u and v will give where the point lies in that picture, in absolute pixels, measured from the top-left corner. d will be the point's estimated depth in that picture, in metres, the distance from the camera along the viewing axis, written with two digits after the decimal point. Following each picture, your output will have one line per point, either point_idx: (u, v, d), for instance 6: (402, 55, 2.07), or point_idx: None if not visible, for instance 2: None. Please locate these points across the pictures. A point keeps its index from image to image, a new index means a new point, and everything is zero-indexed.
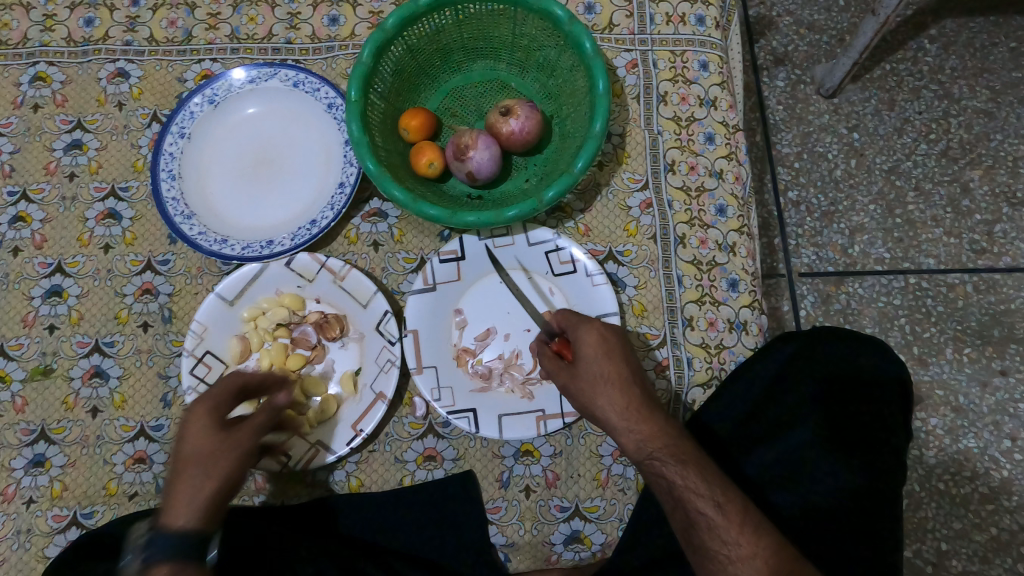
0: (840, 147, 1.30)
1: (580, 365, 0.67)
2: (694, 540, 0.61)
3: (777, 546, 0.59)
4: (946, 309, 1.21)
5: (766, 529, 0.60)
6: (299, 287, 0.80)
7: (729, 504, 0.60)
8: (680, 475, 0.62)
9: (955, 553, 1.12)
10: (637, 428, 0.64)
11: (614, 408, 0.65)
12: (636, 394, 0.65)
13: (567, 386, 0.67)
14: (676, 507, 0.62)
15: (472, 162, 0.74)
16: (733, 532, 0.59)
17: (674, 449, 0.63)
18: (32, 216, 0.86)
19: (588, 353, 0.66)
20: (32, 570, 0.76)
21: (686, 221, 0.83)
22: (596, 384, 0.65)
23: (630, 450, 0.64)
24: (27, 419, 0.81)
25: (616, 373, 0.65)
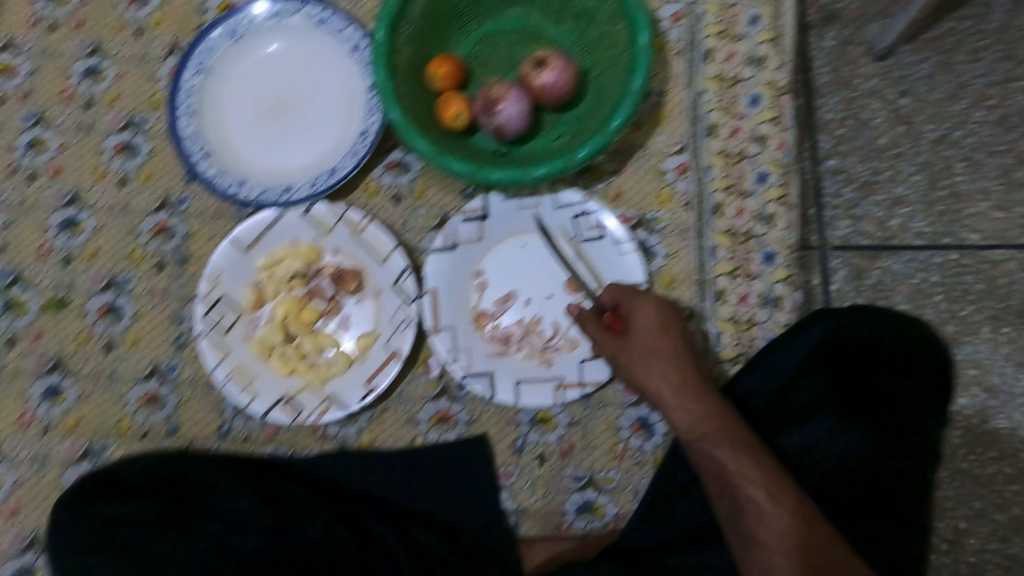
0: (887, 113, 1.07)
1: (634, 338, 0.67)
2: (740, 526, 0.60)
3: (827, 541, 0.58)
4: (986, 287, 1.03)
5: (818, 523, 0.59)
6: (317, 238, 0.78)
7: (781, 494, 0.60)
8: (731, 459, 0.62)
9: (988, 562, 1.00)
10: (691, 407, 0.64)
11: (669, 383, 0.65)
12: (692, 372, 0.65)
13: (618, 356, 0.68)
14: (724, 491, 0.62)
15: (501, 116, 0.70)
16: (783, 523, 0.58)
17: (727, 432, 0.63)
18: (48, 142, 0.84)
19: (644, 327, 0.67)
20: (47, 497, 0.77)
21: (724, 189, 0.79)
22: (651, 357, 0.66)
23: (681, 428, 0.65)
24: (42, 348, 0.80)
25: (672, 349, 0.66)
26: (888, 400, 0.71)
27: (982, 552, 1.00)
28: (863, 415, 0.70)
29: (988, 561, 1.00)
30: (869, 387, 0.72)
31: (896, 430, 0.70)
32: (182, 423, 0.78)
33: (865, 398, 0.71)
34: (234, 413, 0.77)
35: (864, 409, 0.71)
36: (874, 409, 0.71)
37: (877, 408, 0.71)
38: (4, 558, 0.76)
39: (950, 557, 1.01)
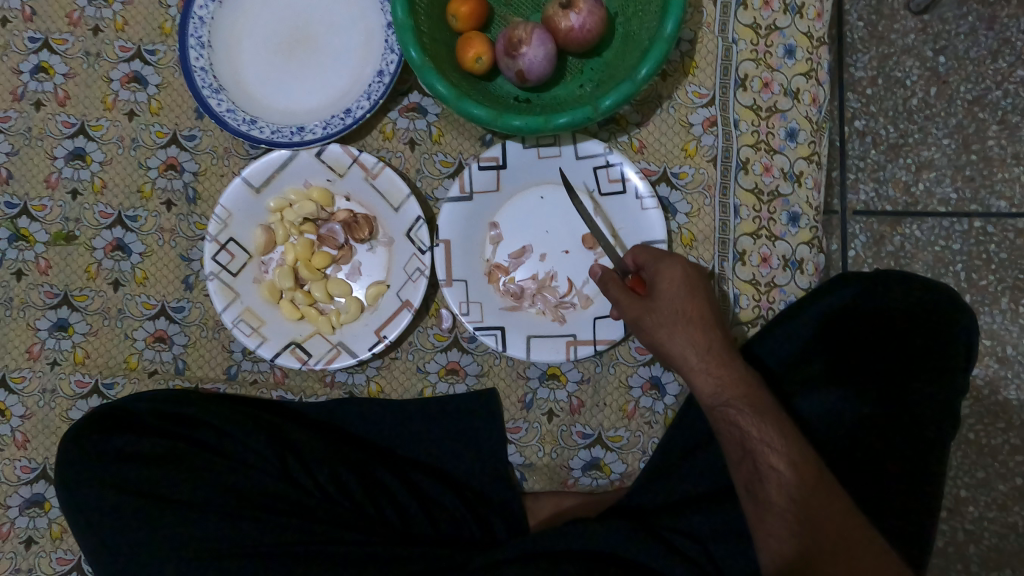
0: (921, 72, 1.00)
1: (658, 302, 0.64)
2: (758, 492, 0.59)
3: (846, 512, 0.57)
4: (1009, 256, 0.98)
5: (839, 494, 0.58)
6: (329, 181, 0.76)
7: (804, 464, 0.59)
8: (756, 426, 0.60)
9: (997, 546, 0.95)
10: (716, 372, 0.63)
11: (694, 347, 0.63)
12: (717, 337, 0.64)
13: (641, 320, 0.64)
14: (744, 457, 0.61)
15: (524, 59, 0.67)
16: (805, 493, 0.57)
17: (752, 399, 0.62)
18: (54, 68, 0.81)
19: (671, 290, 0.64)
20: (57, 428, 0.78)
21: (752, 145, 0.76)
22: (677, 321, 0.64)
23: (705, 392, 0.64)
24: (50, 282, 0.79)
25: (698, 313, 0.64)
26: (904, 378, 0.68)
27: (980, 521, 0.95)
28: (873, 392, 0.68)
29: (984, 530, 0.95)
30: (885, 364, 0.69)
31: (909, 412, 0.67)
32: (190, 363, 0.78)
33: (879, 373, 0.69)
34: (243, 355, 0.77)
35: (878, 385, 0.68)
36: (888, 387, 0.68)
37: (896, 383, 0.68)
38: (14, 487, 0.77)
39: (948, 525, 0.96)
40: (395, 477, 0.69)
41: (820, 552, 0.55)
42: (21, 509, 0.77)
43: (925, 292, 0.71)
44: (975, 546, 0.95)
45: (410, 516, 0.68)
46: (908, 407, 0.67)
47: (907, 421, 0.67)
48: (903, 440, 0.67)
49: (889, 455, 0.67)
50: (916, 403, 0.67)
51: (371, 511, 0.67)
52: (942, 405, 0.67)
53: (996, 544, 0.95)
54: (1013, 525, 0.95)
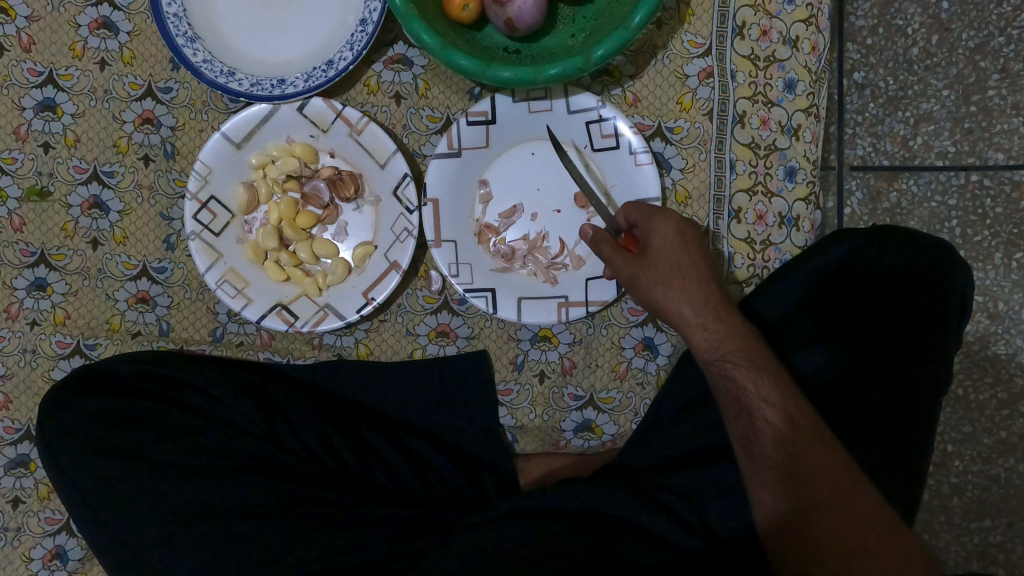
0: (923, 19, 0.96)
1: (653, 256, 0.64)
2: (753, 447, 0.58)
3: (843, 466, 0.56)
4: (1004, 211, 0.96)
5: (834, 446, 0.57)
6: (312, 137, 0.73)
7: (799, 418, 0.59)
8: (752, 380, 0.60)
9: (979, 498, 0.96)
10: (712, 326, 0.63)
11: (691, 301, 0.63)
12: (714, 293, 0.64)
13: (635, 277, 0.64)
14: (740, 413, 0.60)
15: (513, 7, 0.64)
16: (799, 444, 0.57)
17: (747, 352, 0.62)
18: (16, 11, 0.77)
19: (665, 244, 0.63)
20: (40, 389, 0.77)
21: (749, 97, 0.73)
22: (673, 275, 0.63)
23: (701, 347, 0.63)
24: (26, 240, 0.77)
25: (694, 268, 0.64)
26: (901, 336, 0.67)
27: (964, 475, 0.97)
28: (866, 349, 0.67)
29: (968, 483, 0.96)
30: (880, 320, 0.68)
31: (905, 368, 0.66)
32: (174, 324, 0.76)
33: (874, 331, 0.68)
34: (229, 317, 0.76)
35: (871, 343, 0.67)
36: (881, 344, 0.67)
37: (891, 340, 0.67)
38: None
39: (933, 478, 0.97)
40: (384, 438, 0.69)
41: (817, 507, 0.55)
42: (8, 469, 0.76)
43: (924, 247, 0.69)
44: (959, 498, 0.97)
45: (401, 476, 0.68)
46: (905, 365, 0.66)
47: (902, 378, 0.66)
48: (902, 400, 0.65)
49: (890, 417, 0.65)
50: (915, 361, 0.66)
51: (362, 471, 0.67)
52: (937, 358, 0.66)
53: (979, 496, 0.96)
54: (996, 477, 0.96)
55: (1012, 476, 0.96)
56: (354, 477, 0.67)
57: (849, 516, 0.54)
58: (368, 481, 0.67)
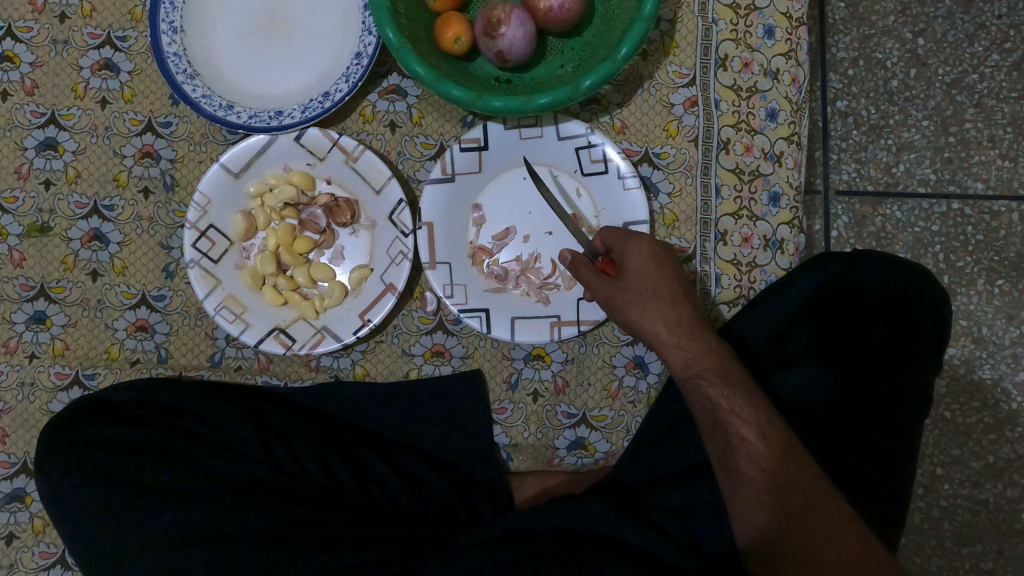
0: (902, 53, 1.02)
1: (629, 279, 0.65)
2: (730, 464, 0.60)
3: (813, 480, 0.57)
4: (985, 239, 1.01)
5: (806, 462, 0.59)
6: (310, 165, 0.75)
7: (773, 434, 0.60)
8: (726, 398, 0.61)
9: (969, 522, 0.98)
10: (686, 346, 0.64)
11: (665, 322, 0.64)
12: (688, 312, 0.65)
13: (612, 299, 0.65)
14: (716, 429, 0.61)
15: (504, 40, 0.67)
16: (774, 461, 0.58)
17: (722, 371, 0.63)
18: (20, 57, 0.79)
19: (639, 267, 0.65)
20: (37, 422, 0.77)
21: (733, 125, 0.76)
22: (647, 297, 0.64)
23: (676, 366, 0.65)
24: (26, 275, 0.78)
25: (668, 289, 0.65)
26: (887, 358, 0.69)
27: (954, 498, 0.98)
28: (848, 373, 0.68)
29: (958, 506, 0.98)
30: (859, 345, 0.69)
31: (882, 393, 0.68)
32: (173, 351, 0.77)
33: (853, 355, 0.69)
34: (227, 342, 0.77)
35: (851, 366, 0.69)
36: (860, 368, 0.69)
37: (870, 365, 0.68)
38: None
39: (923, 502, 0.99)
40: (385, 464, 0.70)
41: (789, 520, 0.56)
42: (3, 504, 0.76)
43: (906, 274, 0.72)
44: (949, 522, 0.98)
45: (401, 498, 0.68)
46: (889, 387, 0.68)
47: (879, 403, 0.67)
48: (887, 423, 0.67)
49: (876, 439, 0.67)
50: (891, 385, 0.68)
51: (362, 493, 0.67)
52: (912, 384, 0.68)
53: (969, 520, 0.98)
54: (985, 501, 0.98)
55: (1001, 501, 0.98)
56: (354, 500, 0.67)
57: (818, 528, 0.55)
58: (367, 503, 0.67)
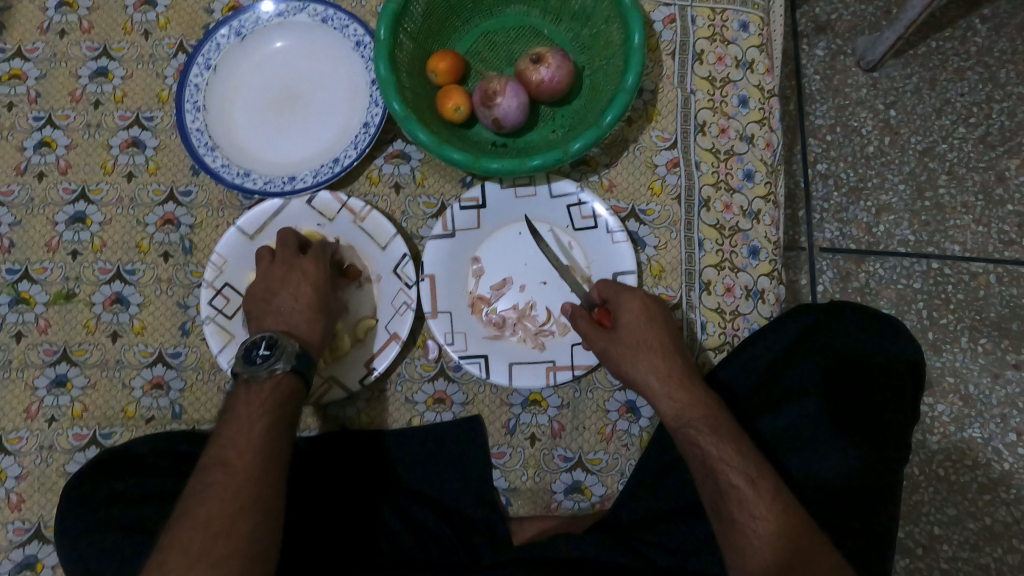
0: (875, 123, 1.18)
1: (622, 334, 0.69)
2: (722, 510, 0.62)
3: (802, 524, 0.60)
4: (966, 298, 1.13)
5: (795, 506, 0.61)
6: (320, 225, 0.80)
7: (761, 480, 0.61)
8: (715, 446, 0.64)
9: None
10: (677, 396, 0.67)
11: (656, 372, 0.67)
12: (679, 364, 0.68)
13: (607, 350, 0.70)
14: (708, 476, 0.64)
15: (500, 109, 0.74)
16: (761, 506, 0.60)
17: (711, 420, 0.65)
18: (57, 141, 0.86)
19: (631, 321, 0.69)
20: (53, 484, 0.78)
21: (712, 184, 0.81)
22: (639, 350, 0.68)
23: (668, 416, 0.67)
24: (49, 340, 0.82)
25: (658, 343, 0.68)
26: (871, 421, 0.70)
27: (955, 560, 1.06)
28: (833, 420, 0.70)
29: (960, 569, 1.06)
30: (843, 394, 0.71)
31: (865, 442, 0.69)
32: (187, 407, 0.80)
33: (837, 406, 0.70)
34: None
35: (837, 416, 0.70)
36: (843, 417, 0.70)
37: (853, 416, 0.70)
38: (7, 551, 0.77)
39: (924, 563, 1.07)
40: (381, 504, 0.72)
41: (783, 566, 0.58)
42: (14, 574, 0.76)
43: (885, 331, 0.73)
44: None
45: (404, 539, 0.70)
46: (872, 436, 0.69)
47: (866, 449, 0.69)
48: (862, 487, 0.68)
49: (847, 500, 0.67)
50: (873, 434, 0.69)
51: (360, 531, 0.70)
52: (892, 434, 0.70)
53: None
54: (986, 566, 1.06)
55: (1001, 565, 1.06)
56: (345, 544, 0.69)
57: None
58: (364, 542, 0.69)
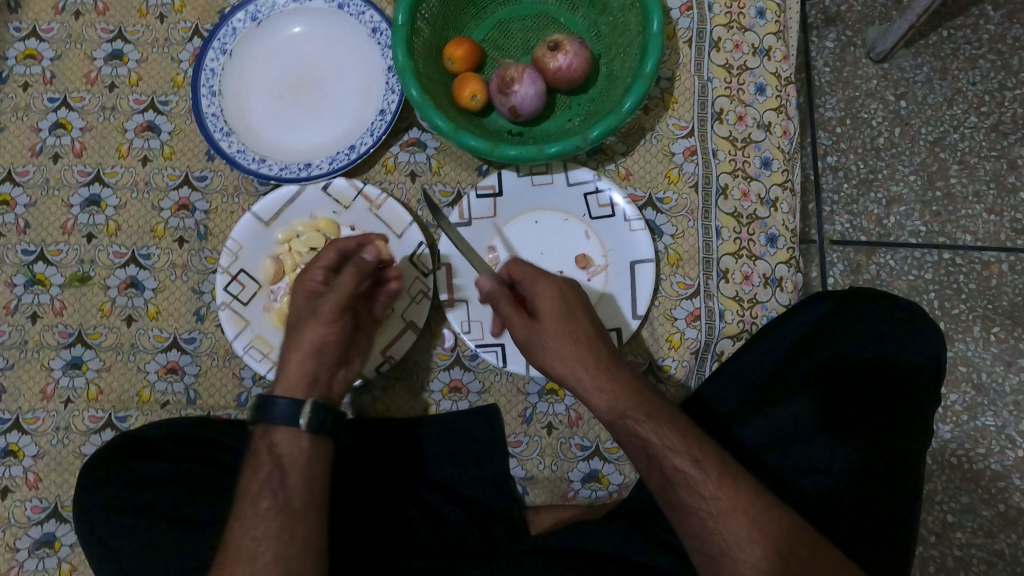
0: (886, 114, 1.18)
1: (545, 323, 0.64)
2: (673, 497, 0.59)
3: (757, 496, 0.58)
4: (978, 287, 1.12)
5: (743, 477, 0.59)
6: (335, 213, 0.80)
7: (707, 459, 0.59)
8: (654, 432, 0.60)
9: (967, 563, 1.05)
10: (609, 386, 0.62)
11: (585, 364, 0.63)
12: (603, 351, 0.64)
13: (532, 343, 0.64)
14: (652, 466, 0.61)
15: (517, 96, 0.73)
16: (711, 484, 0.58)
17: (646, 406, 0.62)
18: (71, 123, 0.86)
19: (549, 308, 0.64)
20: (70, 465, 0.78)
21: (730, 172, 0.81)
22: (563, 343, 0.63)
23: (602, 410, 0.63)
24: (65, 322, 0.82)
25: (581, 331, 0.64)
26: (883, 435, 0.68)
27: (968, 547, 1.06)
28: (851, 408, 0.69)
29: (973, 556, 1.06)
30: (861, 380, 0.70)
31: (885, 428, 0.68)
32: (202, 392, 0.80)
33: (855, 393, 0.69)
34: (253, 382, 0.80)
35: (855, 404, 0.69)
36: (862, 404, 0.69)
37: (873, 402, 0.69)
38: (23, 529, 0.77)
39: (937, 551, 1.06)
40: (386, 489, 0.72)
41: (742, 543, 0.56)
42: (29, 554, 0.76)
43: (905, 316, 0.72)
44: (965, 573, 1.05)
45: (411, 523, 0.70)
46: (890, 423, 0.68)
47: (883, 436, 0.68)
48: (866, 500, 0.66)
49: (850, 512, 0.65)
50: (891, 421, 0.68)
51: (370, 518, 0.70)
52: (911, 420, 0.68)
53: (984, 570, 1.05)
54: (999, 552, 1.06)
55: (1014, 552, 1.05)
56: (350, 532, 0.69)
57: (785, 551, 0.55)
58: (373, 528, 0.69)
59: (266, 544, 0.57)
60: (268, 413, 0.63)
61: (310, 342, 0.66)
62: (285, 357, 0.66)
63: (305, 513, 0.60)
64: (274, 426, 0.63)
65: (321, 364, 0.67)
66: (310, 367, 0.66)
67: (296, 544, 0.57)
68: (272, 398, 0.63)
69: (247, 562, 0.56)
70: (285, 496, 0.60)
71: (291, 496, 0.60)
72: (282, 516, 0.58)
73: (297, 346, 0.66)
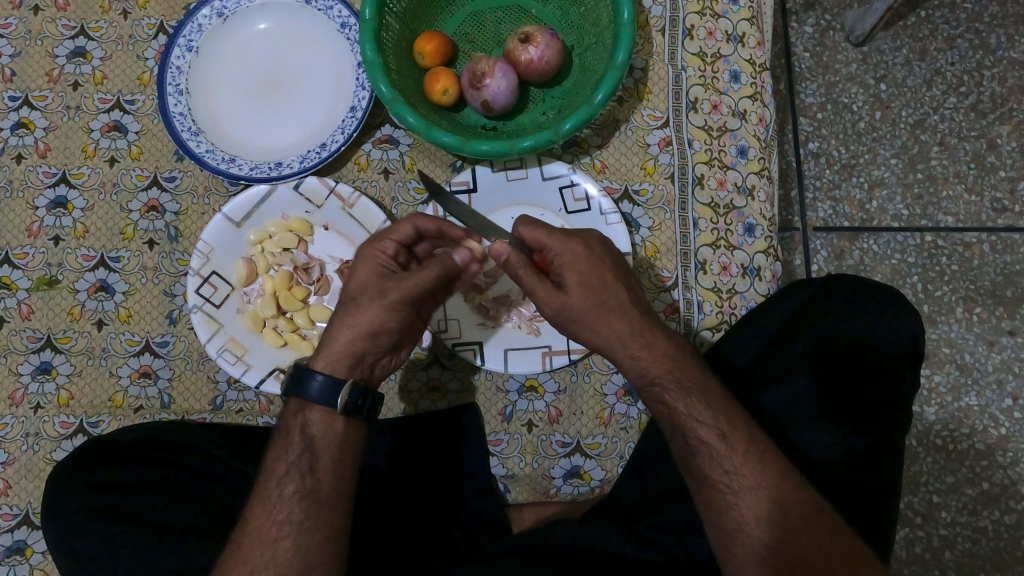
0: (866, 98, 1.17)
1: (574, 293, 0.61)
2: (694, 467, 0.60)
3: (780, 476, 0.57)
4: (960, 268, 1.12)
5: (770, 456, 0.59)
6: (308, 212, 0.79)
7: (732, 433, 0.59)
8: (682, 402, 0.61)
9: (952, 541, 1.06)
10: (643, 353, 0.62)
11: (619, 333, 0.62)
12: (638, 319, 0.62)
13: (560, 313, 0.62)
14: (676, 433, 0.61)
15: (488, 90, 0.72)
16: (735, 461, 0.58)
17: (678, 374, 0.62)
18: (34, 123, 0.84)
19: (581, 276, 0.61)
20: (41, 472, 0.77)
21: (706, 162, 0.80)
22: (598, 312, 0.61)
23: (633, 374, 0.63)
24: (33, 326, 0.80)
25: (615, 299, 0.62)
26: (867, 417, 0.67)
27: (953, 526, 1.06)
28: (834, 394, 0.69)
29: (958, 534, 1.06)
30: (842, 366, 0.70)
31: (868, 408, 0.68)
32: (176, 396, 0.79)
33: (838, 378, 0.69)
34: (228, 385, 0.79)
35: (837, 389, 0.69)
36: (844, 389, 0.69)
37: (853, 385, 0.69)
38: None
39: (924, 531, 1.07)
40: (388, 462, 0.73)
41: (760, 521, 0.56)
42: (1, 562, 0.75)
43: (877, 300, 0.72)
44: (951, 551, 1.06)
45: (422, 506, 0.71)
46: (872, 405, 0.68)
47: (867, 415, 0.67)
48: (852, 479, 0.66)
49: (840, 495, 0.65)
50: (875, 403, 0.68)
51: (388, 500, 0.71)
52: (895, 402, 0.68)
53: (970, 548, 1.06)
54: (984, 529, 1.06)
55: (998, 527, 1.07)
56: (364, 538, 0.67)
57: (794, 532, 0.55)
58: (391, 513, 0.70)
59: (288, 529, 0.57)
60: (303, 391, 0.61)
61: (365, 325, 0.61)
62: (334, 331, 0.62)
63: (330, 501, 0.59)
64: (309, 403, 0.61)
65: (372, 348, 0.63)
66: (359, 348, 0.62)
67: (319, 534, 0.57)
68: (309, 373, 0.61)
69: (268, 547, 0.56)
70: (312, 481, 0.59)
71: (319, 481, 0.59)
72: (306, 503, 0.58)
73: (352, 325, 0.62)
